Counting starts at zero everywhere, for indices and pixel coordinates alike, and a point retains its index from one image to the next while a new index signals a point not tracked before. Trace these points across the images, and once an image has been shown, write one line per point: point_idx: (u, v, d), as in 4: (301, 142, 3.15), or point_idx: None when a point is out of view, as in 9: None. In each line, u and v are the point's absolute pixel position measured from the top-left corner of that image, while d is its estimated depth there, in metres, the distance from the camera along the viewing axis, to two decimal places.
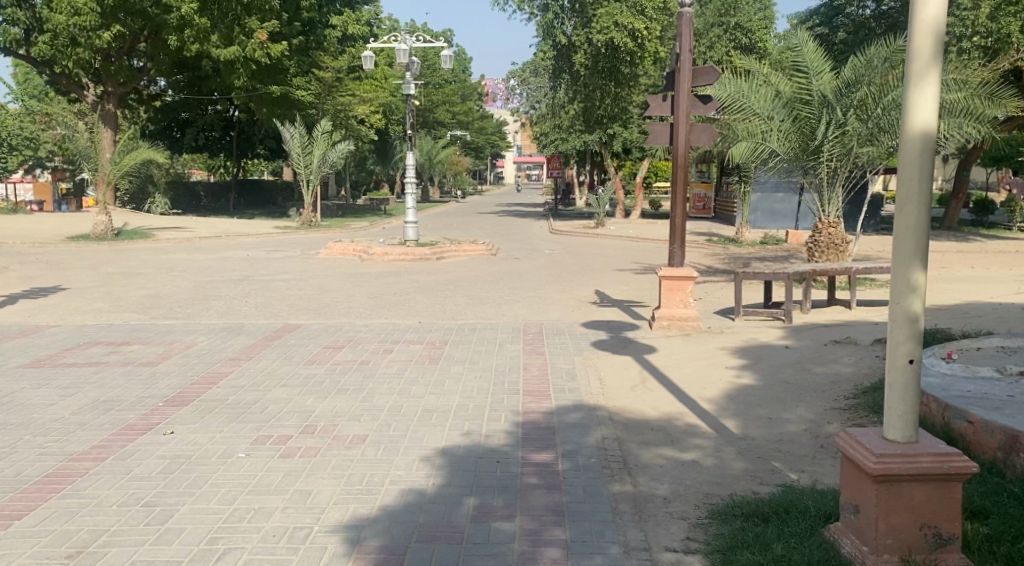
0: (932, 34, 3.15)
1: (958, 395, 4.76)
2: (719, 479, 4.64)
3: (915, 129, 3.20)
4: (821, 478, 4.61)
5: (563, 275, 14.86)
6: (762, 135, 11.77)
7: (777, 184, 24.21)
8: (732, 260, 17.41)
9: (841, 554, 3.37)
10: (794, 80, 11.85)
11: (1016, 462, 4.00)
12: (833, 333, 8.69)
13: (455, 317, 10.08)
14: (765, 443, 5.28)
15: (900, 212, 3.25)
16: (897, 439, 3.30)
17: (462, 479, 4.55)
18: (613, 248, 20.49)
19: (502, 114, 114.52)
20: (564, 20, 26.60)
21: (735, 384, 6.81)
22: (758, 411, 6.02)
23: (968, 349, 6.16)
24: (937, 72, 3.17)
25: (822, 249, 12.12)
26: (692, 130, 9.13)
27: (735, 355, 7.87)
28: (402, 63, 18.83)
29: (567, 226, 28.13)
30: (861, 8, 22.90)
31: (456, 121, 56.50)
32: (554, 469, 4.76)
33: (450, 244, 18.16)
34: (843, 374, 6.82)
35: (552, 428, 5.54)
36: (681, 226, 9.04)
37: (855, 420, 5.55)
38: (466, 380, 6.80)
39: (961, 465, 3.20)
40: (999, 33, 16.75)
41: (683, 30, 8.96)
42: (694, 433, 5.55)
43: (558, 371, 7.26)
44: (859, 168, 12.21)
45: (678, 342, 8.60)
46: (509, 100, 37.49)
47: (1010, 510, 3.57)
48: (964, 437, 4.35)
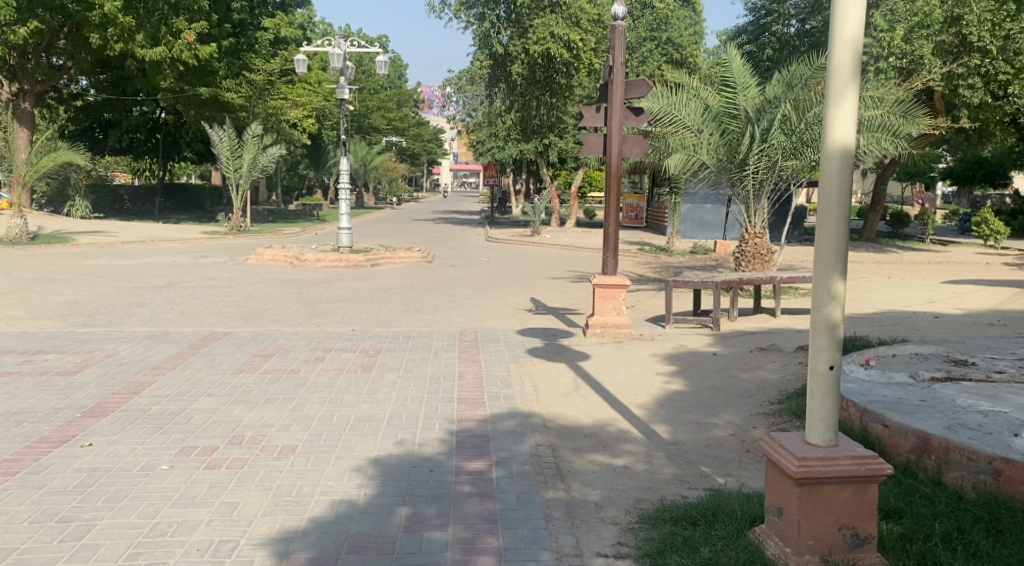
0: (851, 52, 3.28)
1: (875, 400, 4.96)
2: (648, 484, 4.72)
3: (834, 144, 3.33)
4: (747, 481, 4.74)
5: (499, 283, 14.92)
6: (693, 147, 12.09)
7: (705, 196, 24.79)
8: (663, 269, 17.77)
9: (765, 556, 3.47)
10: (721, 95, 12.24)
11: (927, 463, 4.18)
12: (759, 341, 8.93)
13: (388, 325, 9.99)
14: (694, 448, 5.40)
15: (821, 222, 3.38)
16: (818, 443, 3.42)
17: (394, 489, 4.51)
18: (547, 257, 20.70)
19: (437, 121, 114.44)
20: (500, 30, 26.58)
21: (666, 390, 6.94)
22: (687, 416, 6.14)
23: (885, 356, 6.43)
24: (855, 90, 3.31)
25: (748, 258, 12.48)
26: (626, 140, 9.26)
27: (666, 361, 8.03)
28: (335, 68, 18.50)
29: (502, 234, 28.16)
30: (786, 27, 23.74)
31: (391, 127, 56.18)
32: (488, 477, 4.75)
33: (384, 251, 18.06)
34: (768, 380, 7.02)
35: (487, 435, 5.54)
36: (613, 235, 9.18)
37: (779, 424, 5.73)
38: (401, 389, 6.76)
39: (877, 467, 3.34)
40: (913, 55, 17.44)
41: (615, 44, 9.15)
42: (625, 438, 5.63)
43: (492, 379, 7.26)
44: (784, 182, 12.62)
45: (611, 349, 8.72)
46: (445, 108, 37.51)
47: (922, 510, 3.74)
48: (880, 441, 4.54)
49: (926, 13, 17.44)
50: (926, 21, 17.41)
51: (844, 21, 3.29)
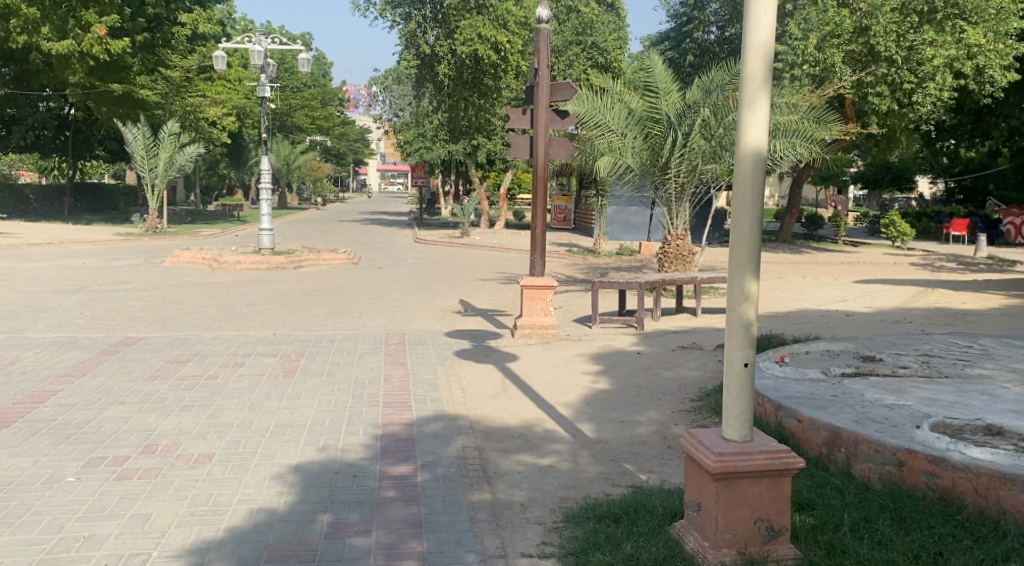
0: (762, 60, 3.39)
1: (789, 395, 5.15)
2: (573, 483, 4.77)
3: (748, 147, 3.43)
4: (668, 477, 4.84)
5: (426, 284, 14.83)
6: (618, 151, 12.21)
7: (631, 199, 25.22)
8: (590, 270, 17.96)
9: (685, 550, 3.54)
10: (644, 99, 12.45)
11: (837, 456, 4.35)
12: (682, 339, 9.14)
13: (312, 329, 9.79)
14: (617, 446, 5.48)
15: (736, 224, 3.48)
16: (734, 438, 3.52)
17: (316, 496, 4.42)
18: (474, 258, 20.69)
19: (363, 121, 113.10)
20: (426, 30, 26.43)
21: (591, 389, 7.02)
22: (612, 415, 6.23)
23: (798, 353, 6.68)
24: (766, 96, 3.41)
25: (671, 260, 12.74)
26: (551, 143, 9.30)
27: (591, 361, 8.12)
28: (256, 65, 18.02)
29: (431, 235, 27.96)
30: (706, 33, 24.40)
31: (316, 126, 55.21)
32: (413, 481, 4.71)
33: (308, 253, 17.72)
34: (689, 378, 7.19)
35: (412, 439, 5.49)
36: (540, 237, 9.26)
37: (699, 420, 5.88)
38: (323, 393, 6.64)
39: (790, 461, 3.45)
40: (824, 63, 18.06)
41: (539, 46, 9.21)
42: (551, 439, 5.66)
43: (418, 382, 7.19)
44: (704, 185, 12.91)
45: (538, 350, 8.78)
46: (371, 107, 37.09)
47: (831, 502, 3.89)
48: (794, 435, 4.71)
49: (837, 22, 18.04)
50: (837, 31, 18.05)
51: (755, 29, 3.39)
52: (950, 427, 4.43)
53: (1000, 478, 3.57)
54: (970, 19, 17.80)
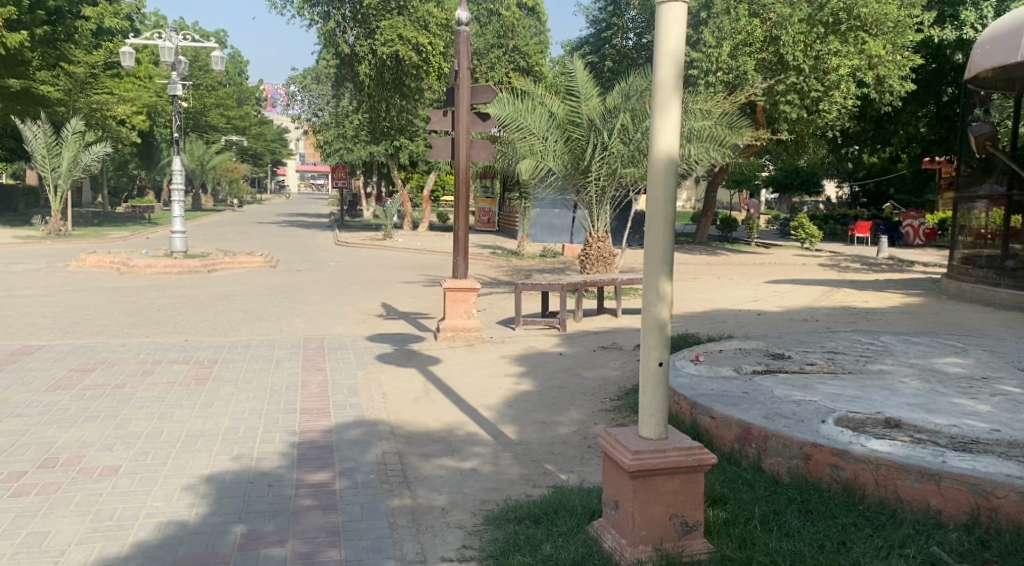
0: (674, 65, 3.47)
1: (703, 393, 5.29)
2: (494, 486, 4.77)
3: (660, 153, 3.51)
4: (588, 477, 4.91)
5: (347, 287, 14.62)
6: (540, 154, 12.30)
7: (554, 201, 25.45)
8: (513, 272, 18.04)
9: (602, 549, 3.59)
10: (565, 103, 12.59)
11: (748, 451, 4.49)
12: (603, 340, 9.29)
13: (227, 334, 9.52)
14: (539, 447, 5.51)
15: (649, 228, 3.56)
16: (650, 436, 3.59)
17: (229, 506, 4.30)
18: (397, 260, 20.51)
19: (281, 121, 110.81)
20: (345, 29, 26.01)
21: (514, 391, 7.05)
22: (534, 415, 6.27)
23: (713, 352, 6.85)
24: (677, 100, 3.49)
25: (592, 261, 12.94)
26: (472, 145, 9.32)
27: (514, 363, 8.15)
28: (166, 63, 17.37)
29: (353, 238, 27.57)
30: (625, 40, 24.86)
31: (231, 126, 53.70)
32: (331, 489, 4.63)
33: (223, 256, 17.23)
34: (609, 377, 7.30)
35: (330, 446, 5.39)
36: (463, 239, 9.28)
37: (617, 420, 5.99)
38: (237, 401, 6.46)
39: (703, 456, 3.54)
40: (737, 71, 18.75)
41: (460, 48, 9.20)
42: (474, 441, 5.66)
43: (338, 387, 7.08)
44: (624, 189, 13.14)
45: (461, 352, 8.76)
46: (289, 107, 36.32)
47: (742, 496, 4.02)
48: (708, 432, 4.84)
49: (748, 31, 18.74)
50: (749, 40, 18.76)
51: (667, 34, 3.47)
52: (853, 420, 4.62)
53: (898, 468, 3.75)
54: (870, 30, 18.62)
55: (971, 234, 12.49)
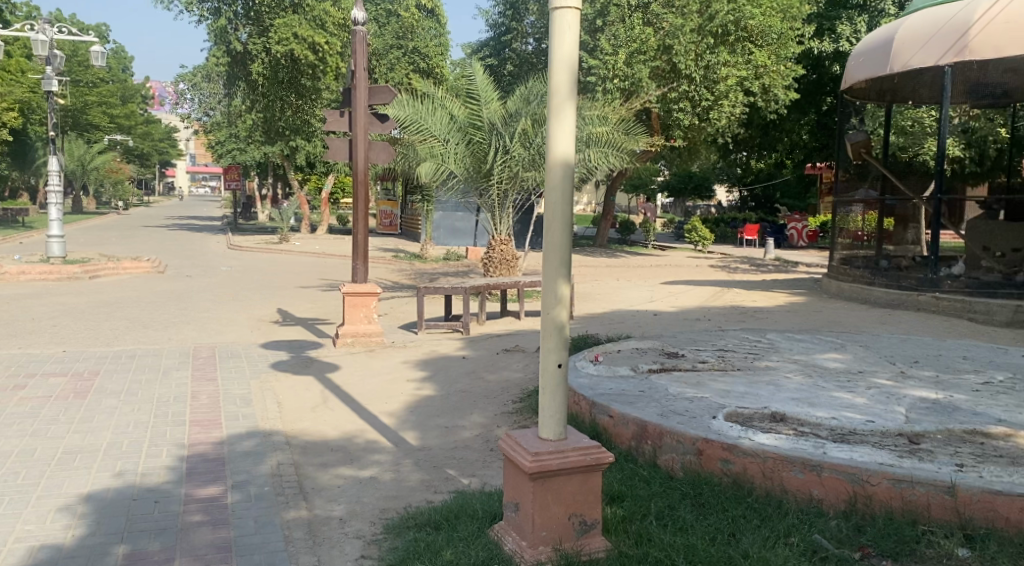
0: (567, 71, 3.51)
1: (602, 392, 5.39)
2: (394, 493, 4.70)
3: (557, 158, 3.53)
4: (489, 481, 4.91)
5: (241, 293, 14.13)
6: (441, 156, 12.22)
7: (457, 204, 25.37)
8: (416, 275, 17.92)
9: (503, 552, 3.59)
10: (466, 106, 12.57)
11: (645, 448, 4.59)
12: (505, 342, 9.34)
13: (110, 344, 9.02)
14: (441, 452, 5.47)
15: (547, 231, 3.58)
16: (549, 437, 3.61)
17: (110, 526, 4.07)
18: (294, 265, 19.99)
19: (170, 120, 106.33)
20: (237, 26, 25.25)
21: (415, 396, 6.98)
22: (436, 421, 6.23)
23: (611, 352, 6.98)
24: (572, 105, 3.53)
25: (495, 264, 12.98)
26: (371, 147, 9.19)
27: (416, 368, 8.08)
28: (40, 57, 16.31)
29: (247, 241, 26.67)
30: (524, 44, 25.15)
31: (115, 124, 51.09)
32: (222, 503, 4.45)
33: (106, 262, 16.34)
34: (512, 380, 7.33)
35: (222, 459, 5.18)
36: (362, 242, 9.16)
37: (519, 422, 6.02)
38: (121, 414, 6.12)
39: (601, 455, 3.58)
40: (633, 78, 19.10)
41: (356, 48, 9.05)
42: (374, 449, 5.56)
43: (230, 397, 6.82)
44: (525, 192, 13.25)
45: (361, 358, 8.61)
46: (179, 105, 34.88)
47: (639, 493, 4.10)
48: (606, 431, 4.93)
49: (642, 40, 19.10)
50: (643, 48, 19.12)
51: (561, 40, 3.49)
52: (742, 416, 4.80)
53: (783, 461, 3.91)
54: (756, 41, 19.45)
55: (848, 237, 13.14)
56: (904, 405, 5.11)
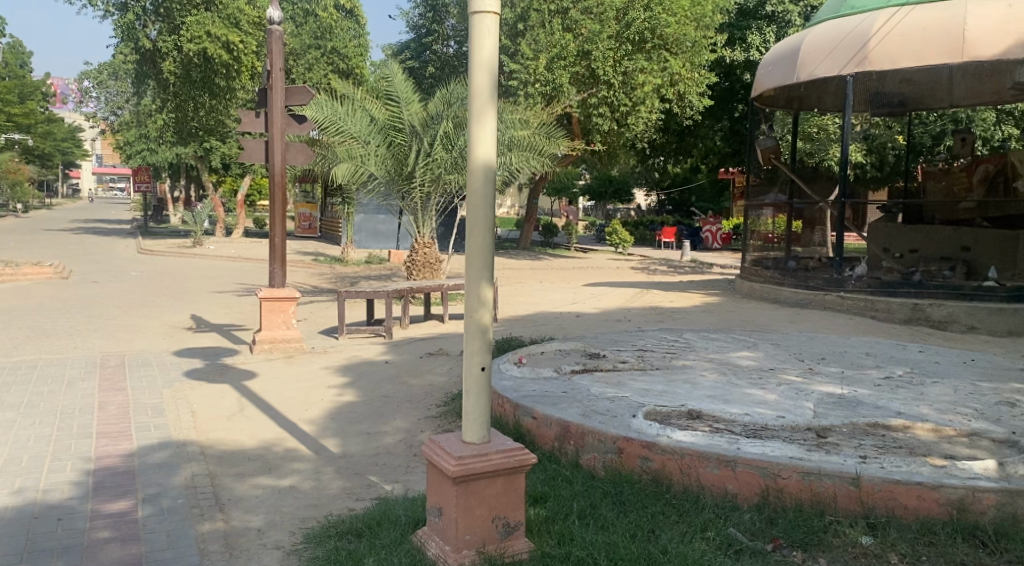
0: (488, 74, 3.52)
1: (525, 394, 5.43)
2: (315, 502, 4.62)
3: (478, 161, 3.55)
4: (413, 486, 4.88)
5: (152, 299, 13.60)
6: (360, 158, 12.05)
7: (378, 207, 25.10)
8: (337, 279, 17.64)
9: (426, 557, 3.57)
10: (386, 108, 12.45)
11: (568, 448, 4.64)
12: (428, 346, 9.29)
13: (8, 355, 8.54)
14: (363, 459, 5.40)
15: (470, 234, 3.57)
16: (472, 441, 3.61)
17: (8, 547, 3.85)
18: (209, 269, 19.40)
19: (75, 119, 101.70)
20: (146, 22, 24.09)
21: (336, 403, 6.87)
22: (357, 427, 6.14)
23: (535, 354, 7.04)
24: (493, 109, 3.55)
25: (419, 267, 12.89)
26: (289, 148, 8.99)
27: (337, 374, 7.95)
28: None
29: (158, 245, 25.67)
30: (445, 47, 25.09)
31: (12, 123, 48.50)
32: (132, 517, 4.28)
33: (4, 268, 15.46)
34: (436, 384, 7.31)
35: (132, 472, 4.98)
36: (279, 246, 8.98)
37: (443, 426, 6.01)
38: (19, 428, 5.80)
39: (524, 457, 3.60)
40: (554, 83, 19.31)
41: (272, 48, 8.84)
42: (293, 458, 5.44)
43: (140, 408, 6.56)
44: (448, 196, 13.21)
45: (280, 365, 8.42)
46: (83, 103, 33.37)
47: (562, 492, 4.15)
48: (530, 432, 4.96)
49: (562, 45, 19.24)
50: (563, 53, 19.32)
51: (481, 43, 3.50)
52: (660, 414, 4.92)
53: (699, 456, 4.03)
54: (672, 49, 19.92)
55: (759, 238, 13.61)
56: (812, 400, 5.33)
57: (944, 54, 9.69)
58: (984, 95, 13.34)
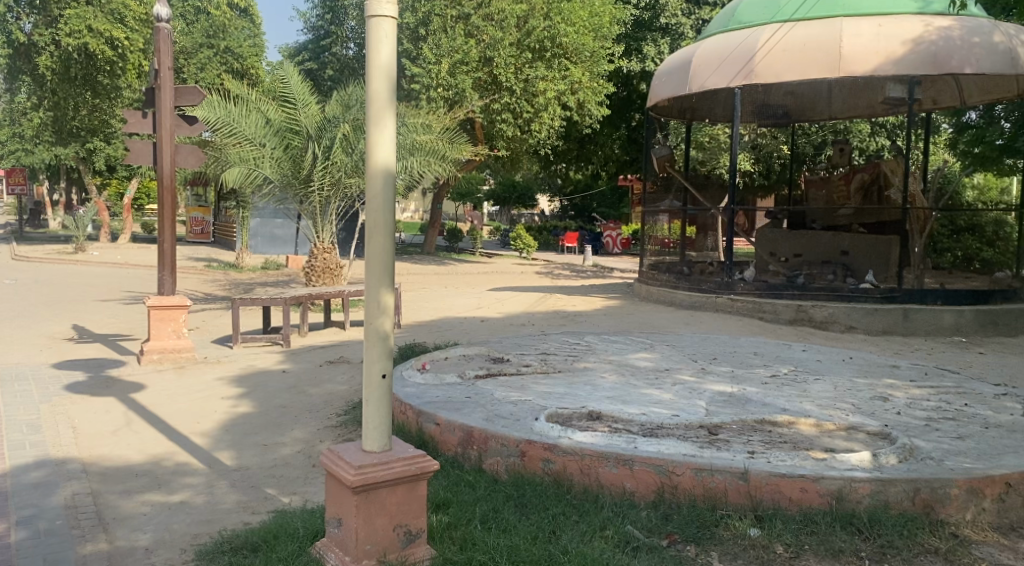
0: (385, 78, 3.48)
1: (428, 400, 5.40)
2: (208, 517, 4.45)
3: (377, 166, 3.50)
4: (311, 497, 4.77)
5: (30, 309, 12.78)
6: (254, 161, 11.74)
7: (275, 211, 24.46)
8: (232, 286, 17.07)
9: None
10: (281, 109, 12.17)
11: (470, 453, 4.64)
12: (328, 354, 9.10)
13: None
14: (259, 471, 5.25)
15: (368, 239, 3.51)
16: (373, 449, 3.55)
17: None
18: (93, 276, 18.40)
19: None
20: (20, 15, 22.82)
21: (231, 414, 6.64)
22: (253, 439, 5.96)
23: (438, 360, 7.01)
24: (391, 114, 3.51)
25: (318, 273, 12.61)
26: (178, 151, 8.63)
27: (232, 385, 7.68)
28: None
29: (35, 251, 24.14)
30: (346, 49, 24.60)
31: None
32: (4, 542, 4.00)
33: None
34: (336, 393, 7.17)
35: (3, 494, 4.66)
36: (168, 252, 8.65)
37: (343, 435, 5.91)
38: None
39: (425, 464, 3.58)
40: (456, 89, 19.31)
41: (159, 46, 8.49)
42: (184, 472, 5.22)
43: (14, 425, 6.14)
44: (349, 199, 13.02)
45: (170, 376, 8.06)
46: None
47: (463, 498, 4.14)
48: (433, 439, 4.94)
49: (464, 51, 19.29)
50: (465, 59, 19.34)
51: (378, 48, 3.47)
52: (562, 416, 4.99)
53: (598, 457, 4.11)
54: (571, 58, 20.30)
55: (656, 243, 14.03)
56: (705, 399, 5.53)
57: (823, 70, 10.24)
58: (859, 109, 14.18)
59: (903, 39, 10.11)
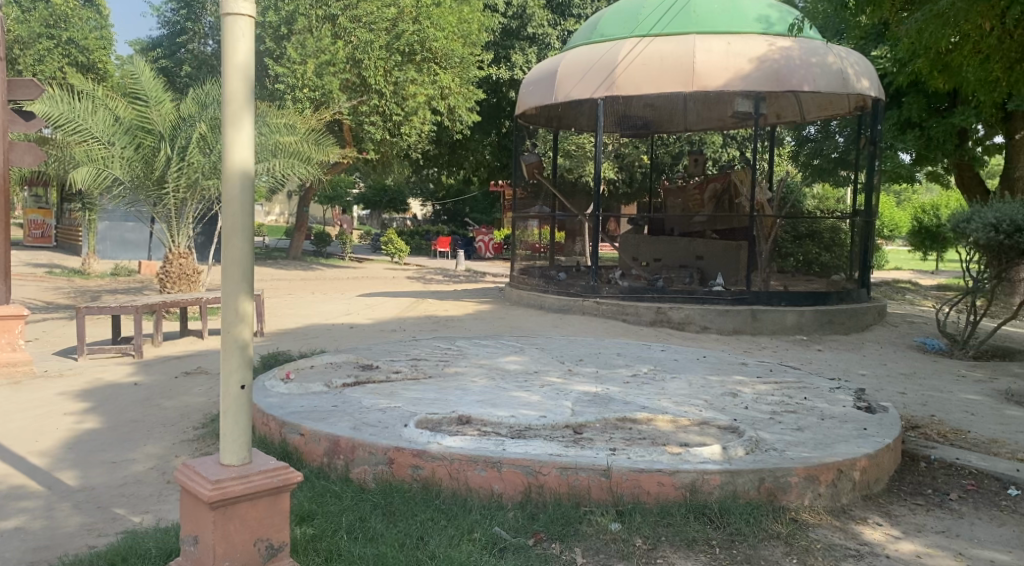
0: (242, 79, 3.36)
1: (293, 410, 5.24)
2: (48, 542, 4.13)
3: (235, 168, 3.37)
4: (165, 515, 4.53)
5: None
6: (102, 161, 11.05)
7: (125, 214, 23.01)
8: (77, 294, 15.91)
9: None
10: (131, 107, 11.52)
11: (337, 463, 4.55)
12: (184, 364, 8.66)
13: None
14: (107, 490, 4.93)
15: (226, 243, 3.36)
16: (231, 463, 3.41)
17: None
18: None
19: None
20: None
21: (75, 431, 6.20)
22: (100, 456, 5.59)
23: (303, 369, 6.82)
24: (249, 116, 3.39)
25: (174, 280, 11.93)
26: (13, 148, 8.00)
27: (77, 399, 7.16)
28: None
29: None
30: (203, 45, 23.46)
31: None
32: None
33: None
34: (193, 405, 6.84)
35: None
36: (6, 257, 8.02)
37: (200, 449, 5.64)
38: None
39: (288, 475, 3.48)
40: (323, 89, 18.62)
41: None
42: (19, 496, 4.82)
43: None
44: (206, 202, 12.46)
45: (4, 392, 7.43)
46: None
47: (329, 508, 4.06)
48: (297, 449, 4.80)
49: (331, 52, 18.78)
50: (333, 60, 18.83)
51: (234, 47, 3.34)
52: (431, 422, 4.97)
53: (467, 461, 4.14)
54: (440, 63, 20.34)
55: (526, 248, 14.24)
56: (571, 399, 5.69)
57: (679, 82, 10.76)
58: (711, 121, 15.02)
59: (750, 56, 10.80)
